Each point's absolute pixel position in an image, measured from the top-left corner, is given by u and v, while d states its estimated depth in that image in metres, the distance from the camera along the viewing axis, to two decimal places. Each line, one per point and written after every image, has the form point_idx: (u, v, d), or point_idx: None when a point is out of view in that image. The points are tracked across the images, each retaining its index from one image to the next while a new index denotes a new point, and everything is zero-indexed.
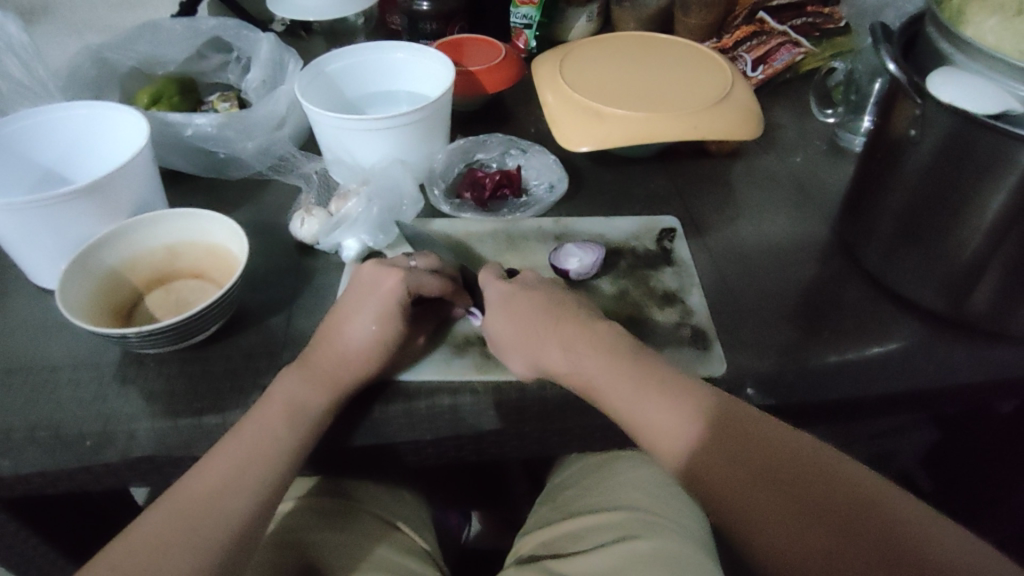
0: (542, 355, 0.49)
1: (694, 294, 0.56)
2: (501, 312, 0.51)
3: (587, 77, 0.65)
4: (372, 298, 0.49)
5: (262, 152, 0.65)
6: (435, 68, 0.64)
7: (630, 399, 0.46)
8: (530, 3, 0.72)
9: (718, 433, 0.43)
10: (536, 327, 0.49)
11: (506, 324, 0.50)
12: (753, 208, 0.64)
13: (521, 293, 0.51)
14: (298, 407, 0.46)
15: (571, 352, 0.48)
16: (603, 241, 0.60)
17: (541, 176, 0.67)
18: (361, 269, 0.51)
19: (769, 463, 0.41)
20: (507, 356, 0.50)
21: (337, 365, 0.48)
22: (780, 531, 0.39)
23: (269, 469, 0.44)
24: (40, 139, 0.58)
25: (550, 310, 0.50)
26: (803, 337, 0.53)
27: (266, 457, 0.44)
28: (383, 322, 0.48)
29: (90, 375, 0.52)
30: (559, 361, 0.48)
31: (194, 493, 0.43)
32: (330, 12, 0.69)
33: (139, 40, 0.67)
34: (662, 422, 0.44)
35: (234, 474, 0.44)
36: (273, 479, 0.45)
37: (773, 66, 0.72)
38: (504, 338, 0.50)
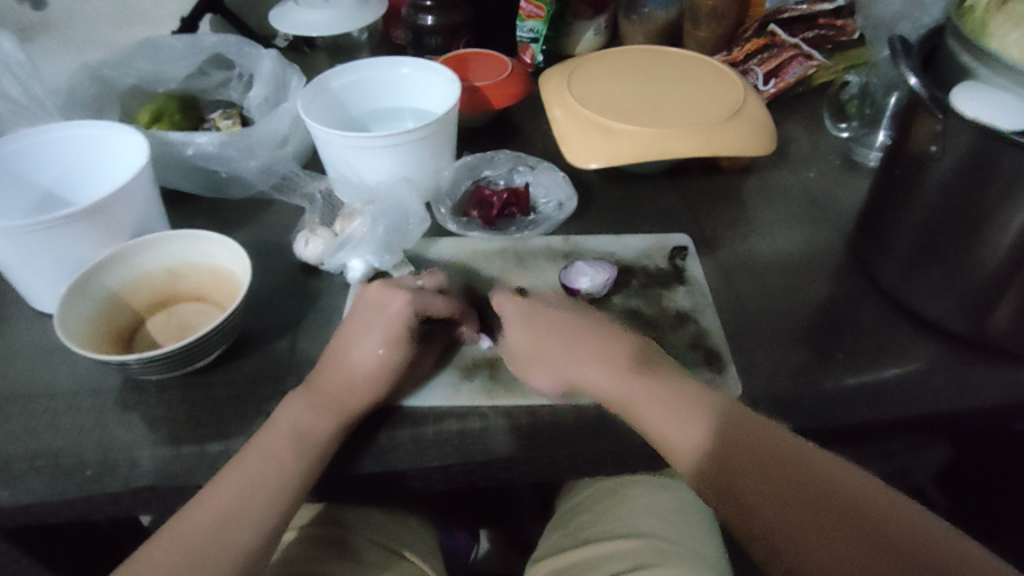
0: (567, 368, 0.48)
1: (708, 314, 0.55)
2: (524, 327, 0.50)
3: (596, 92, 0.64)
4: (380, 319, 0.48)
5: (265, 171, 0.63)
6: (440, 83, 0.63)
7: (651, 416, 0.45)
8: (536, 16, 0.71)
9: (726, 441, 0.43)
10: (561, 342, 0.49)
11: (529, 339, 0.49)
12: (767, 224, 0.63)
13: (538, 306, 0.51)
14: (304, 435, 0.44)
15: (597, 368, 0.48)
16: (613, 259, 0.59)
17: (549, 193, 0.66)
18: (367, 291, 0.50)
19: (780, 476, 0.42)
20: (528, 370, 0.49)
21: (343, 391, 0.46)
22: (799, 544, 0.39)
23: (275, 500, 0.43)
24: (40, 161, 0.57)
25: (574, 323, 0.50)
26: (821, 357, 0.52)
27: (271, 488, 0.43)
28: (391, 346, 0.47)
29: (90, 401, 0.50)
30: (586, 376, 0.48)
31: (198, 526, 0.41)
32: (334, 27, 0.68)
33: (140, 57, 0.66)
34: (679, 434, 0.45)
35: (239, 506, 0.42)
36: (279, 511, 0.43)
37: (784, 80, 0.70)
38: (527, 354, 0.49)
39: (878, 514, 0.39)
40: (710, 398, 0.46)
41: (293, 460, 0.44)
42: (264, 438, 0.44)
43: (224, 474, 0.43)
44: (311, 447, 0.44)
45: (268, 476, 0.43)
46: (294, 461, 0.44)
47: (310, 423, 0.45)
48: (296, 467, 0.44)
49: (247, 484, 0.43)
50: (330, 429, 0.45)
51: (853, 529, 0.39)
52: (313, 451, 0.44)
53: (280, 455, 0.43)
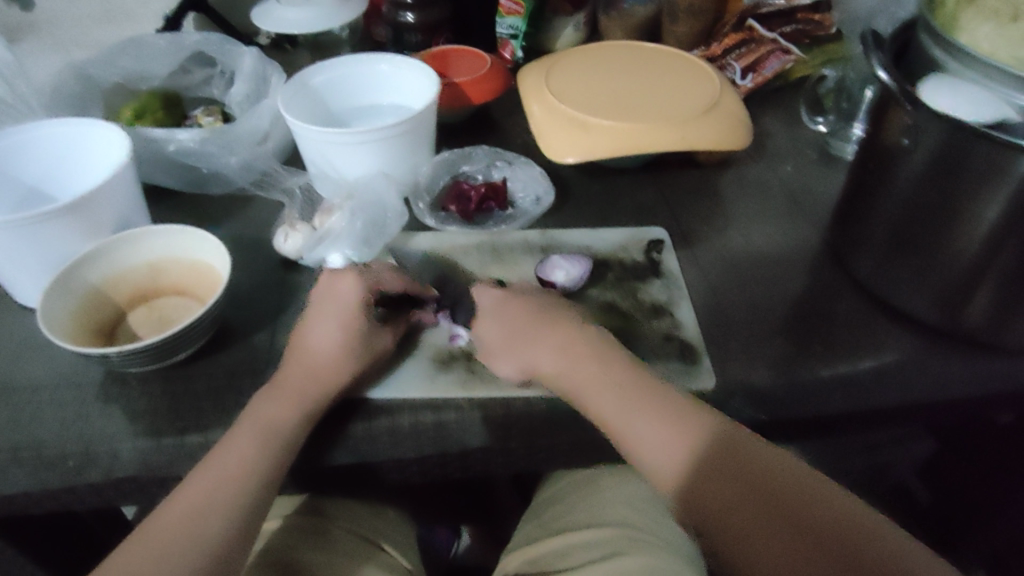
0: (534, 360, 0.48)
1: (682, 306, 0.55)
2: (497, 320, 0.51)
3: (573, 88, 0.65)
4: (334, 305, 0.50)
5: (245, 167, 0.64)
6: (419, 79, 0.64)
7: (617, 412, 0.45)
8: (516, 13, 0.72)
9: (711, 455, 0.42)
10: (530, 334, 0.49)
11: (497, 330, 0.50)
12: (744, 218, 0.63)
13: (511, 299, 0.51)
14: (276, 427, 0.45)
15: (565, 360, 0.48)
16: (590, 252, 0.59)
17: (527, 188, 0.66)
18: (330, 283, 0.51)
19: (749, 483, 0.41)
20: (496, 361, 0.50)
21: (317, 382, 0.47)
22: (754, 545, 0.39)
23: (249, 491, 0.43)
24: (24, 157, 0.58)
25: (543, 316, 0.50)
26: (796, 350, 0.52)
27: (246, 478, 0.43)
28: (353, 333, 0.49)
29: (72, 394, 0.51)
30: (550, 371, 0.48)
31: (175, 516, 0.42)
32: (310, 26, 0.68)
33: (123, 56, 0.67)
34: (655, 443, 0.44)
35: (215, 494, 0.43)
36: (253, 501, 0.43)
37: (762, 74, 0.70)
38: (495, 345, 0.50)
39: (846, 525, 0.39)
40: (704, 414, 0.44)
41: (267, 450, 0.44)
42: (239, 430, 0.45)
43: (200, 464, 0.44)
44: (285, 437, 0.45)
45: (244, 466, 0.43)
46: (268, 452, 0.44)
47: (284, 414, 0.45)
48: (270, 458, 0.44)
49: (221, 474, 0.43)
50: (305, 419, 0.46)
51: (810, 537, 0.38)
52: (287, 442, 0.45)
53: (255, 445, 0.44)
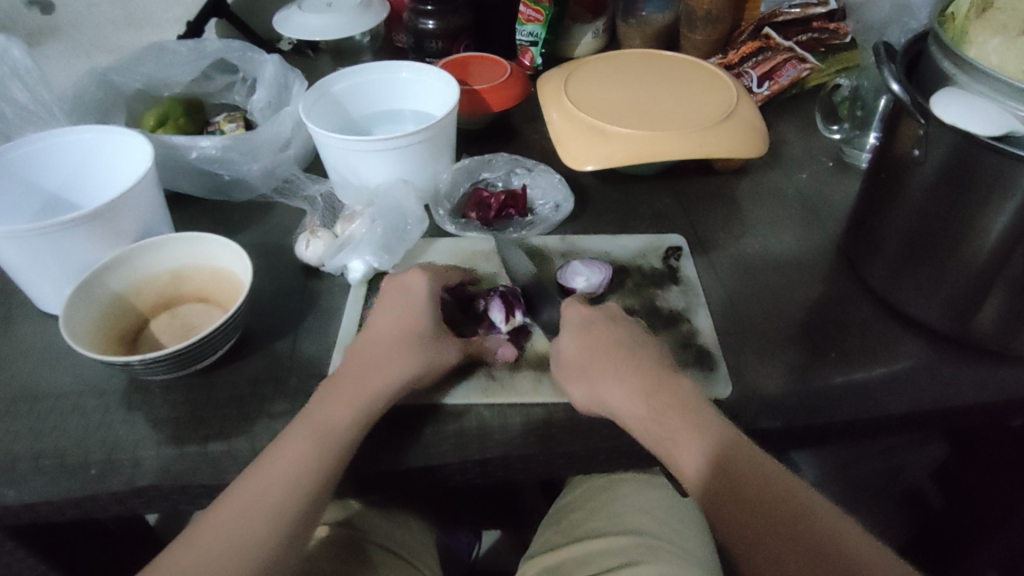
0: (602, 388, 0.47)
1: (700, 313, 0.56)
2: (572, 347, 0.50)
3: (592, 96, 0.65)
4: (408, 301, 0.51)
5: (266, 175, 0.65)
6: (439, 86, 0.64)
7: (662, 436, 0.44)
8: (536, 20, 0.72)
9: (718, 467, 0.42)
10: (600, 359, 0.48)
11: (570, 352, 0.50)
12: (760, 226, 0.64)
13: (600, 319, 0.51)
14: (300, 431, 0.45)
15: (630, 392, 0.46)
16: (609, 258, 0.60)
17: (546, 195, 0.66)
18: (392, 291, 0.52)
19: (757, 502, 0.41)
20: (570, 381, 0.48)
21: (357, 389, 0.47)
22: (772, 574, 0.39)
23: (298, 494, 0.42)
24: (45, 166, 0.58)
25: (622, 347, 0.49)
26: (810, 358, 0.53)
27: (295, 480, 0.43)
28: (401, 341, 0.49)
29: (95, 401, 0.51)
30: (618, 398, 0.46)
31: (221, 524, 0.41)
32: (331, 34, 0.69)
33: (145, 62, 0.67)
34: (679, 452, 0.44)
35: (267, 500, 0.42)
36: (310, 509, 0.43)
37: (779, 82, 0.71)
38: (565, 365, 0.49)
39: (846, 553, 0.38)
40: (716, 426, 0.44)
41: (320, 452, 0.44)
42: (294, 432, 0.45)
43: (258, 463, 0.43)
44: (341, 442, 0.44)
45: (293, 471, 0.43)
46: (321, 454, 0.44)
47: (341, 416, 0.45)
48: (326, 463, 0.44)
49: (285, 474, 0.43)
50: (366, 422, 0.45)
51: (820, 564, 0.38)
52: (339, 445, 0.44)
53: (307, 450, 0.43)
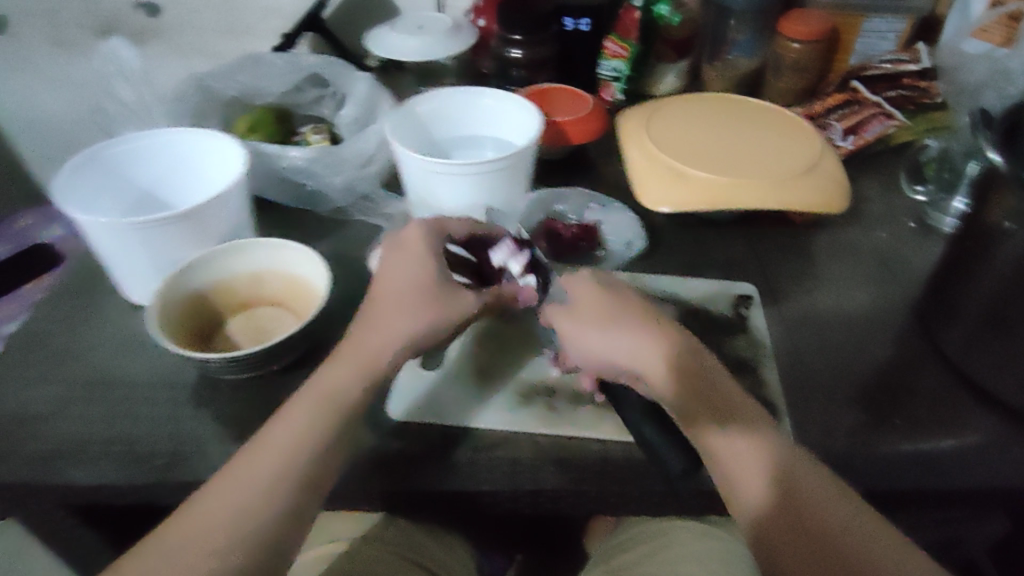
0: (614, 338, 0.48)
1: (769, 367, 0.54)
2: (587, 301, 0.50)
3: (673, 136, 0.65)
4: (408, 256, 0.51)
5: (348, 188, 0.66)
6: (523, 116, 0.65)
7: (688, 400, 0.46)
8: (621, 55, 0.74)
9: (738, 434, 0.44)
10: (619, 316, 0.49)
11: (586, 307, 0.50)
12: (833, 282, 0.62)
13: (614, 283, 0.52)
14: (324, 399, 0.45)
15: (640, 341, 0.48)
16: (678, 300, 0.59)
17: (617, 232, 0.66)
18: (398, 243, 0.53)
19: (816, 537, 0.40)
20: (577, 327, 0.50)
21: (353, 349, 0.48)
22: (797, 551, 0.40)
23: (295, 464, 0.42)
24: (144, 163, 0.61)
25: (639, 308, 0.50)
26: (869, 424, 0.51)
27: (302, 444, 0.43)
28: (408, 297, 0.49)
29: (165, 394, 0.53)
30: (628, 348, 0.48)
31: (216, 502, 0.40)
32: (418, 56, 0.71)
33: (242, 71, 0.70)
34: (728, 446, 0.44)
35: (264, 479, 0.41)
36: (311, 480, 0.43)
37: (863, 137, 0.69)
38: (579, 317, 0.50)
39: None
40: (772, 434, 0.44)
41: (327, 422, 0.44)
42: (306, 393, 0.46)
43: (260, 438, 0.44)
44: (344, 407, 0.45)
45: (300, 441, 0.43)
46: (324, 420, 0.44)
47: (342, 375, 0.46)
48: (327, 427, 0.44)
49: (285, 441, 0.43)
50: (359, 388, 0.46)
51: None
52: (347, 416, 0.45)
53: (305, 422, 0.44)
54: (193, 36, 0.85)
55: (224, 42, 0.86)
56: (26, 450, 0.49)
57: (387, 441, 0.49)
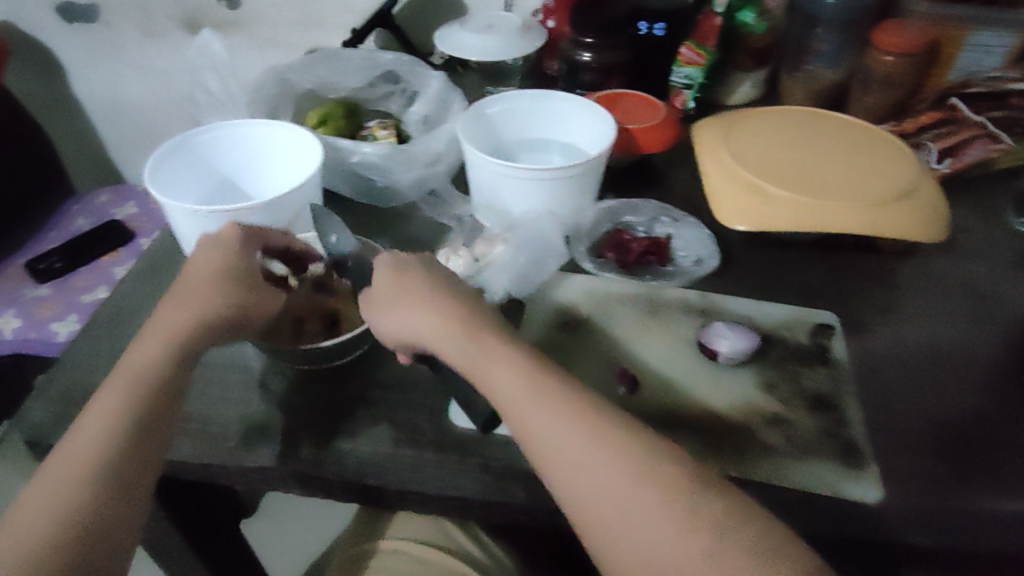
0: (416, 319, 0.45)
1: (849, 403, 0.50)
2: (380, 283, 0.47)
3: (754, 150, 0.62)
4: (215, 251, 0.49)
5: (417, 185, 0.65)
6: (596, 122, 0.63)
7: (472, 360, 0.43)
8: (694, 63, 0.70)
9: (528, 396, 0.40)
10: (408, 294, 0.46)
11: (379, 291, 0.47)
12: (920, 315, 0.58)
13: (399, 260, 0.49)
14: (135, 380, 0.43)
15: (441, 318, 0.44)
16: (754, 324, 0.56)
17: (690, 247, 0.63)
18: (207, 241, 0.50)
19: (697, 548, 0.35)
20: (380, 314, 0.46)
21: (162, 334, 0.45)
22: (614, 511, 0.36)
23: (103, 460, 0.40)
24: (226, 151, 0.62)
25: (424, 278, 0.47)
26: (955, 475, 0.46)
27: (114, 430, 0.41)
28: (210, 287, 0.47)
29: (238, 376, 0.52)
30: (430, 330, 0.44)
31: (47, 487, 0.39)
32: (489, 54, 0.70)
33: (320, 65, 0.70)
34: (576, 463, 0.38)
35: (84, 462, 0.40)
36: (120, 479, 0.40)
37: (961, 160, 0.65)
38: (374, 299, 0.47)
39: None
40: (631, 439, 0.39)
41: (130, 397, 0.42)
42: (113, 381, 0.43)
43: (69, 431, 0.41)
44: (152, 384, 0.43)
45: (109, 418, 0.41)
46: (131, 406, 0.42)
47: (139, 363, 0.44)
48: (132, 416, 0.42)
49: (85, 435, 0.41)
50: (165, 370, 0.44)
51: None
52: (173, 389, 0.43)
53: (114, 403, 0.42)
54: (272, 28, 0.87)
55: (302, 34, 0.87)
56: None
57: (445, 453, 0.48)
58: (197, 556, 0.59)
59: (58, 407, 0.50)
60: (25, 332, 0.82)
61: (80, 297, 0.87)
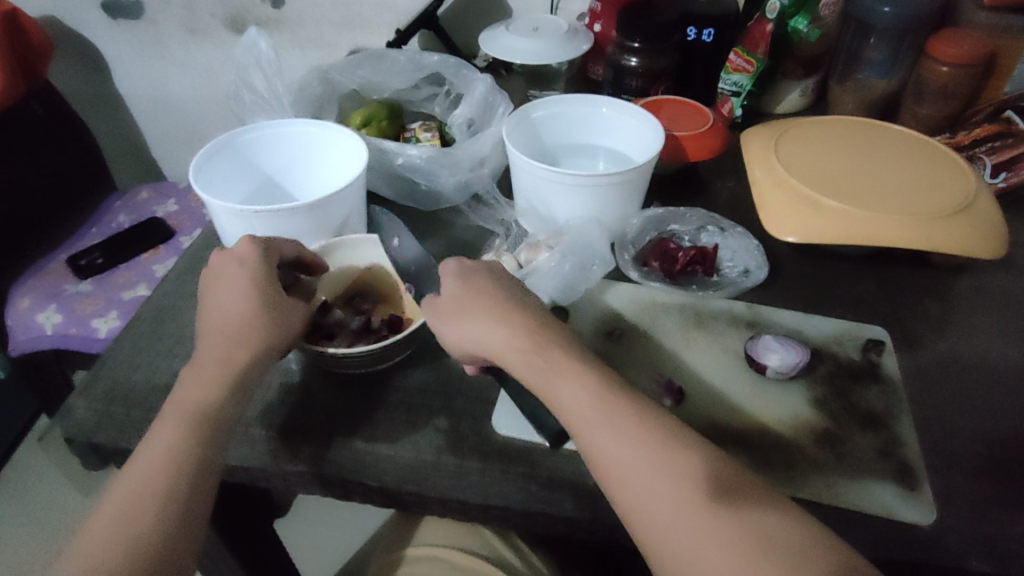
0: (480, 328, 0.45)
1: (903, 422, 0.49)
2: (450, 292, 0.47)
3: (804, 160, 0.61)
4: (237, 272, 0.49)
5: (460, 188, 0.65)
6: (643, 127, 0.63)
7: (539, 375, 0.43)
8: (745, 72, 0.69)
9: (596, 412, 0.40)
10: (473, 303, 0.46)
11: (445, 299, 0.47)
12: (976, 334, 0.56)
13: (465, 268, 0.49)
14: (192, 409, 0.43)
15: (507, 327, 0.44)
16: (802, 338, 0.55)
17: (736, 257, 0.63)
18: (218, 266, 0.49)
19: (761, 563, 0.34)
20: (444, 323, 0.46)
21: (214, 364, 0.45)
22: (673, 524, 0.36)
23: (167, 488, 0.40)
24: (270, 150, 0.62)
25: (490, 286, 0.47)
26: (1015, 501, 0.45)
27: (175, 460, 0.41)
28: (248, 326, 0.46)
29: (279, 379, 0.52)
30: (494, 338, 0.44)
31: (114, 509, 0.39)
32: (534, 58, 0.69)
33: (364, 66, 0.70)
34: (641, 472, 0.38)
35: (150, 491, 0.40)
36: (185, 500, 0.40)
37: (1019, 174, 0.63)
38: (441, 307, 0.47)
39: None
40: (698, 453, 0.38)
41: (191, 426, 0.42)
42: (167, 418, 0.43)
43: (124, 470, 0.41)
44: (209, 414, 0.43)
45: (174, 441, 0.42)
46: (188, 446, 0.42)
47: (197, 389, 0.44)
48: (190, 458, 0.41)
49: (143, 476, 0.40)
50: (226, 403, 0.44)
51: None
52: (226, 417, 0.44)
53: (171, 433, 0.42)
54: (315, 27, 0.87)
55: (344, 34, 0.87)
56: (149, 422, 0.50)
57: (489, 463, 0.47)
58: (237, 555, 0.59)
59: (102, 406, 0.50)
60: (67, 327, 0.83)
61: (120, 293, 0.88)
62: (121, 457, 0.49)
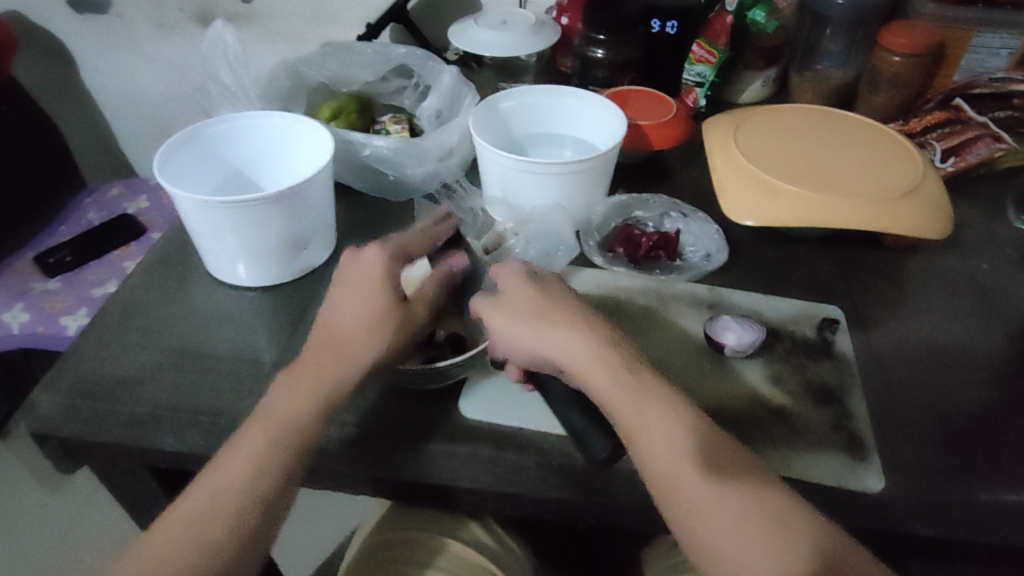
0: (551, 336, 0.45)
1: (855, 396, 0.51)
2: (517, 295, 0.48)
3: (762, 148, 0.63)
4: (360, 282, 0.48)
5: (430, 177, 0.66)
6: (606, 115, 0.64)
7: (616, 387, 0.43)
8: (706, 62, 0.71)
9: (672, 433, 0.41)
10: (547, 310, 0.46)
11: (514, 301, 0.47)
12: (926, 312, 0.58)
13: (536, 275, 0.49)
14: (284, 428, 0.43)
15: (581, 338, 0.45)
16: (761, 318, 0.57)
17: (698, 242, 0.65)
18: (345, 266, 0.50)
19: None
20: (513, 326, 0.46)
21: (309, 381, 0.45)
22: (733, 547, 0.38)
23: (250, 500, 0.41)
24: (236, 142, 0.63)
25: (564, 299, 0.48)
26: (960, 469, 0.47)
27: (262, 470, 0.42)
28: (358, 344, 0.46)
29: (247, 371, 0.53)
30: (566, 347, 0.45)
31: (196, 511, 0.41)
32: (500, 50, 0.71)
33: (332, 59, 0.71)
34: (708, 493, 0.40)
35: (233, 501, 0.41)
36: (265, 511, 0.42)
37: (966, 159, 0.66)
38: (509, 311, 0.47)
39: None
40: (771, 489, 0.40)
41: (276, 444, 0.43)
42: (254, 424, 0.44)
43: (208, 472, 0.42)
44: (298, 433, 0.43)
45: (260, 456, 0.42)
46: (267, 457, 0.42)
47: (294, 406, 0.44)
48: (276, 466, 0.42)
49: (224, 482, 0.42)
50: (315, 421, 0.44)
51: None
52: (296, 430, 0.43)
53: (259, 447, 0.43)
54: (286, 21, 0.88)
55: (315, 29, 0.88)
56: (115, 414, 0.50)
57: (455, 445, 0.48)
58: None
59: (66, 400, 0.51)
60: (34, 326, 0.83)
61: (90, 291, 0.87)
62: (89, 451, 0.49)
